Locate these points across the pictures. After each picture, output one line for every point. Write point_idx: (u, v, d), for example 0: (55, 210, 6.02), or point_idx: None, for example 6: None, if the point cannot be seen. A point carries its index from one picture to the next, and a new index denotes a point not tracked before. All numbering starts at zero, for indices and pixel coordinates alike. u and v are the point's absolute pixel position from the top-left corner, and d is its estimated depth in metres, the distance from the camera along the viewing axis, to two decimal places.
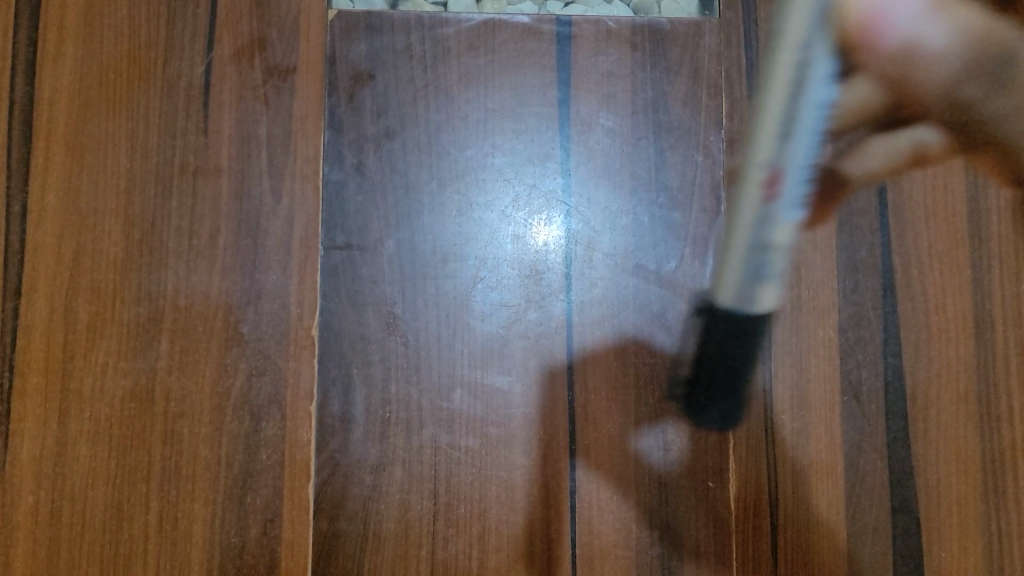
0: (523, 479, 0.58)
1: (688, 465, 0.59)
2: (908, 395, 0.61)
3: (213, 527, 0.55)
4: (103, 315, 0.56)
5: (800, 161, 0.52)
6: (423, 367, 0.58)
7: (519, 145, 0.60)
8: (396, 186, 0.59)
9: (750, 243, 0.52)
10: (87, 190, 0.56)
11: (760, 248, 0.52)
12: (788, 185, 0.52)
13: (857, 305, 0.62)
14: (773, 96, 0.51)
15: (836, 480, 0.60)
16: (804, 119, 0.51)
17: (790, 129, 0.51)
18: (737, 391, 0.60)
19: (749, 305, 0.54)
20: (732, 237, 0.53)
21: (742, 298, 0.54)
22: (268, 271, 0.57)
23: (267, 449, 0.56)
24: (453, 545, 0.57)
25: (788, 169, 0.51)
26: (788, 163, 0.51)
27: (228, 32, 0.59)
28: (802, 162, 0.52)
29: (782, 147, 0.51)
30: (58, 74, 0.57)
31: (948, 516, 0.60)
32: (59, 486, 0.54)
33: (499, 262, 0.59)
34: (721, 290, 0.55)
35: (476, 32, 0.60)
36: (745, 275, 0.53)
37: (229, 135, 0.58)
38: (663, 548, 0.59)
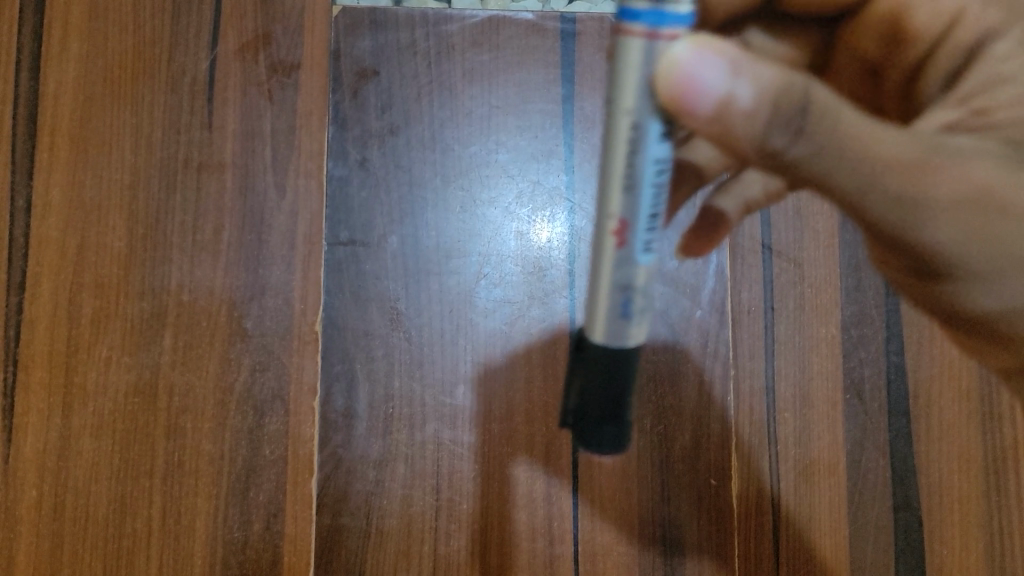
0: (526, 476, 0.58)
1: (689, 462, 0.59)
2: (911, 393, 0.62)
3: (215, 522, 0.55)
4: (107, 309, 0.56)
5: (651, 211, 0.35)
6: (427, 363, 0.58)
7: (522, 142, 0.60)
8: (400, 182, 0.59)
9: (623, 285, 0.36)
10: (91, 185, 0.57)
11: (622, 291, 0.36)
12: (642, 234, 0.35)
13: (860, 303, 0.62)
14: (613, 152, 0.34)
15: (838, 477, 0.60)
16: (641, 168, 0.34)
17: (631, 179, 0.34)
18: (740, 389, 0.60)
19: (623, 343, 0.37)
20: (597, 282, 0.37)
21: (614, 336, 0.37)
22: (271, 267, 0.57)
23: (270, 444, 0.56)
24: (456, 540, 0.57)
25: (641, 220, 0.35)
26: (639, 217, 0.35)
27: (232, 27, 0.58)
28: (654, 214, 0.35)
29: (624, 201, 0.34)
30: (63, 69, 0.57)
31: (949, 512, 0.61)
32: (62, 481, 0.54)
33: (502, 259, 0.59)
34: (594, 324, 0.37)
35: (480, 28, 0.60)
36: (610, 313, 0.37)
37: (233, 131, 0.58)
38: (665, 545, 0.59)
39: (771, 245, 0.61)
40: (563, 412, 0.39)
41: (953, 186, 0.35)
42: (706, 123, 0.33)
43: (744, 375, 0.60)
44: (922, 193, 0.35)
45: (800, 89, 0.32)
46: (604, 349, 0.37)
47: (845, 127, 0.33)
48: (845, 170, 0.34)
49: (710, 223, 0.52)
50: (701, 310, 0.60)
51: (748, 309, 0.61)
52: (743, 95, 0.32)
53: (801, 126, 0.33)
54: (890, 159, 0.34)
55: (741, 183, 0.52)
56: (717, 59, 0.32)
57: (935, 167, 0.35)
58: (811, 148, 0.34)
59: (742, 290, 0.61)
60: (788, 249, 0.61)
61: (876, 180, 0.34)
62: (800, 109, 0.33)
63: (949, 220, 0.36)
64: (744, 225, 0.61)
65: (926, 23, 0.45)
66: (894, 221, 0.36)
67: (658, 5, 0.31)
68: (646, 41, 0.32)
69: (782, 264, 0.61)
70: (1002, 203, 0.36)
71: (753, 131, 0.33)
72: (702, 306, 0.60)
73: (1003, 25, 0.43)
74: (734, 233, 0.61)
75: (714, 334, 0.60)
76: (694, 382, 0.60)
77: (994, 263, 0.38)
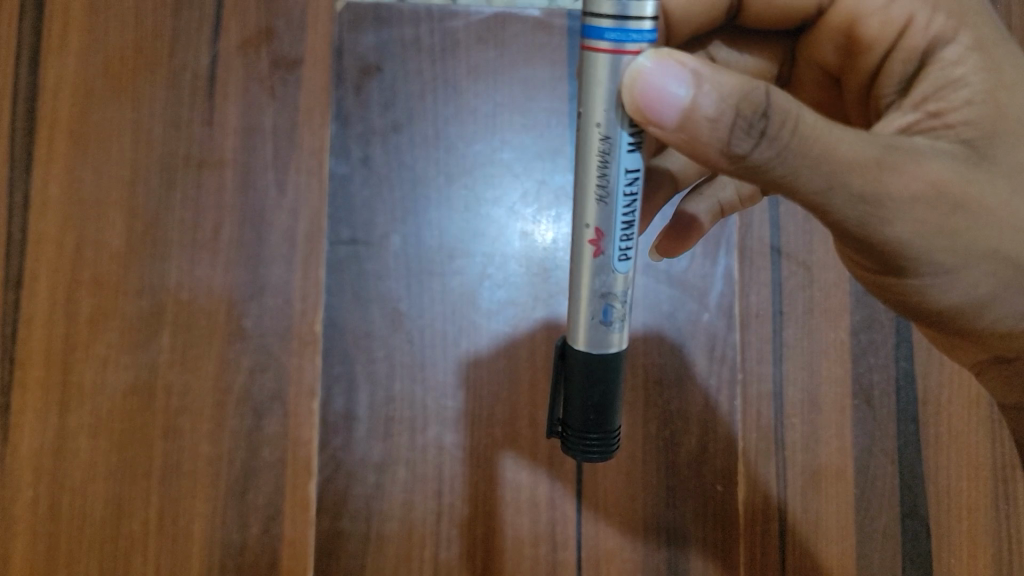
0: (529, 480, 0.57)
1: (695, 468, 0.58)
2: (921, 400, 0.61)
3: (214, 524, 0.55)
4: (105, 308, 0.55)
5: (625, 219, 0.41)
6: (428, 365, 0.57)
7: (528, 140, 0.59)
8: (403, 180, 0.58)
9: (603, 288, 0.42)
10: (90, 181, 0.56)
11: (603, 295, 0.42)
12: (617, 241, 0.41)
13: (870, 308, 0.61)
14: (589, 164, 0.40)
15: (846, 485, 0.59)
16: (614, 178, 0.39)
17: (604, 190, 0.40)
18: (747, 393, 0.59)
19: (605, 349, 0.42)
20: (580, 288, 0.42)
21: (596, 343, 0.42)
22: (272, 265, 0.56)
23: (269, 446, 0.55)
24: (457, 544, 0.56)
25: (616, 228, 0.41)
26: (613, 225, 0.40)
27: (234, 20, 0.57)
28: (627, 221, 0.41)
29: (600, 211, 0.40)
30: (62, 62, 0.56)
31: (957, 521, 0.60)
32: (58, 481, 0.54)
33: (506, 259, 0.58)
34: (577, 333, 0.43)
35: (486, 25, 0.59)
36: (591, 320, 0.42)
37: (234, 127, 0.57)
38: (669, 552, 0.58)
39: (780, 248, 0.60)
40: (551, 421, 0.45)
41: (909, 184, 0.36)
42: (672, 130, 0.36)
43: (752, 380, 0.59)
44: (882, 191, 0.36)
45: (760, 94, 0.34)
46: (586, 355, 0.42)
47: (806, 128, 0.35)
48: (808, 171, 0.35)
49: (686, 224, 0.54)
50: (708, 314, 0.59)
51: (756, 313, 0.59)
52: (706, 102, 0.34)
53: (763, 129, 0.34)
54: (849, 159, 0.35)
55: (715, 187, 0.55)
56: (680, 68, 0.35)
57: (894, 166, 0.36)
58: (775, 149, 0.34)
59: (750, 293, 0.60)
60: (797, 252, 0.60)
61: (836, 179, 0.35)
62: (761, 113, 0.34)
63: (910, 216, 0.37)
64: (752, 228, 0.60)
65: (879, 32, 0.46)
66: (857, 216, 0.37)
67: (621, 23, 0.36)
68: (612, 58, 0.36)
69: (792, 268, 0.60)
70: (951, 196, 0.37)
71: (717, 136, 0.34)
72: (710, 309, 0.59)
73: (951, 31, 0.44)
74: (743, 236, 0.60)
75: (722, 338, 0.59)
76: (701, 387, 0.59)
77: (952, 254, 0.39)
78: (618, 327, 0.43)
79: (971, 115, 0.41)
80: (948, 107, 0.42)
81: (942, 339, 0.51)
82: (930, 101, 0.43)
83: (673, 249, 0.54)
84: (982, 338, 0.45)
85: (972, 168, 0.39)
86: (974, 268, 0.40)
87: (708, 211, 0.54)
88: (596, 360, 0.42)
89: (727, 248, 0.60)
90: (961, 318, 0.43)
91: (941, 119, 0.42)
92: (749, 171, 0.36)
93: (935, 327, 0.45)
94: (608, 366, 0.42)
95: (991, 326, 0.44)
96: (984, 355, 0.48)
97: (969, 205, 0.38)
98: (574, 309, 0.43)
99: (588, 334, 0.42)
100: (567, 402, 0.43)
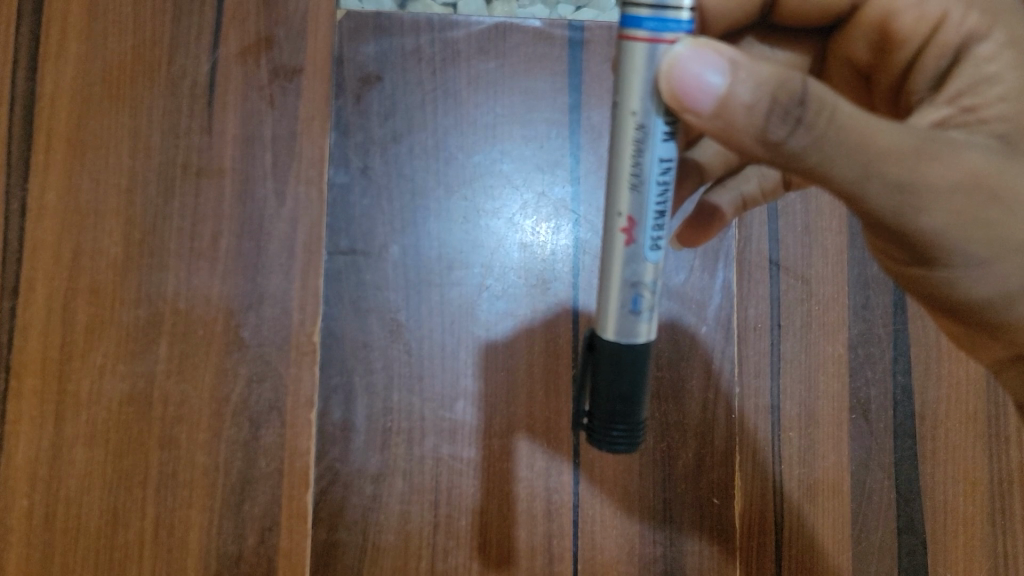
0: (525, 492, 0.57)
1: (692, 480, 0.58)
2: (918, 414, 0.61)
3: (209, 535, 0.54)
4: (102, 317, 0.55)
5: (658, 207, 0.39)
6: (426, 376, 0.57)
7: (528, 152, 0.59)
8: (402, 191, 0.58)
9: (633, 277, 0.40)
10: (88, 189, 0.55)
11: (633, 285, 0.40)
12: (649, 230, 0.40)
13: (867, 322, 0.61)
14: (622, 153, 0.39)
15: (842, 498, 0.60)
16: (648, 166, 0.39)
17: (638, 177, 0.39)
18: (745, 408, 0.59)
19: (632, 340, 0.40)
20: (610, 278, 0.40)
21: (625, 332, 0.40)
22: (270, 275, 0.56)
23: (266, 456, 0.55)
24: (453, 557, 0.56)
25: (648, 216, 0.39)
26: (646, 213, 0.39)
27: (234, 28, 0.57)
28: (659, 210, 0.39)
29: (634, 199, 0.39)
30: (60, 69, 0.56)
31: (952, 536, 0.60)
32: (54, 490, 0.53)
33: (505, 270, 0.58)
34: (606, 323, 0.41)
35: (487, 35, 0.59)
36: (621, 309, 0.40)
37: (234, 136, 0.57)
38: (665, 564, 0.58)
39: (779, 261, 0.60)
40: (577, 414, 0.43)
41: (947, 174, 0.37)
42: (708, 117, 0.36)
43: (749, 394, 0.59)
44: (918, 180, 0.36)
45: (797, 82, 0.34)
46: (615, 345, 0.40)
47: (845, 118, 0.35)
48: (843, 160, 0.35)
49: (708, 214, 0.54)
50: (706, 326, 0.59)
51: (754, 327, 0.60)
52: (742, 89, 0.34)
53: (800, 116, 0.34)
54: (888, 148, 0.35)
55: (738, 180, 0.55)
56: (716, 57, 0.35)
57: (930, 156, 0.36)
58: (811, 137, 0.35)
59: (749, 306, 0.60)
60: (797, 265, 0.60)
61: (871, 168, 0.35)
62: (798, 101, 0.34)
63: (945, 205, 0.37)
64: (752, 240, 0.60)
65: (913, 27, 0.46)
66: (893, 206, 0.37)
67: (659, 12, 0.36)
68: (649, 46, 0.37)
69: (791, 281, 0.60)
70: (986, 187, 0.38)
71: (753, 122, 0.35)
72: (708, 321, 0.59)
73: (984, 28, 0.44)
74: (741, 249, 0.60)
75: (719, 351, 0.59)
76: (699, 400, 0.59)
77: (985, 245, 0.39)
78: (647, 318, 0.41)
79: (1006, 111, 0.42)
80: (983, 102, 0.42)
81: (961, 335, 0.51)
82: (964, 97, 0.43)
83: (692, 240, 0.56)
84: (1009, 335, 0.45)
85: (1009, 161, 0.39)
86: (1006, 261, 0.40)
87: (731, 201, 0.55)
88: (626, 352, 0.40)
89: (726, 261, 0.60)
90: (988, 313, 0.43)
91: (975, 114, 0.42)
92: (786, 159, 0.36)
93: (957, 319, 0.45)
94: (636, 358, 0.40)
95: (1017, 324, 0.44)
96: (1004, 354, 0.48)
97: (1003, 197, 0.38)
98: (603, 300, 0.41)
99: (617, 323, 0.40)
100: (595, 391, 0.41)
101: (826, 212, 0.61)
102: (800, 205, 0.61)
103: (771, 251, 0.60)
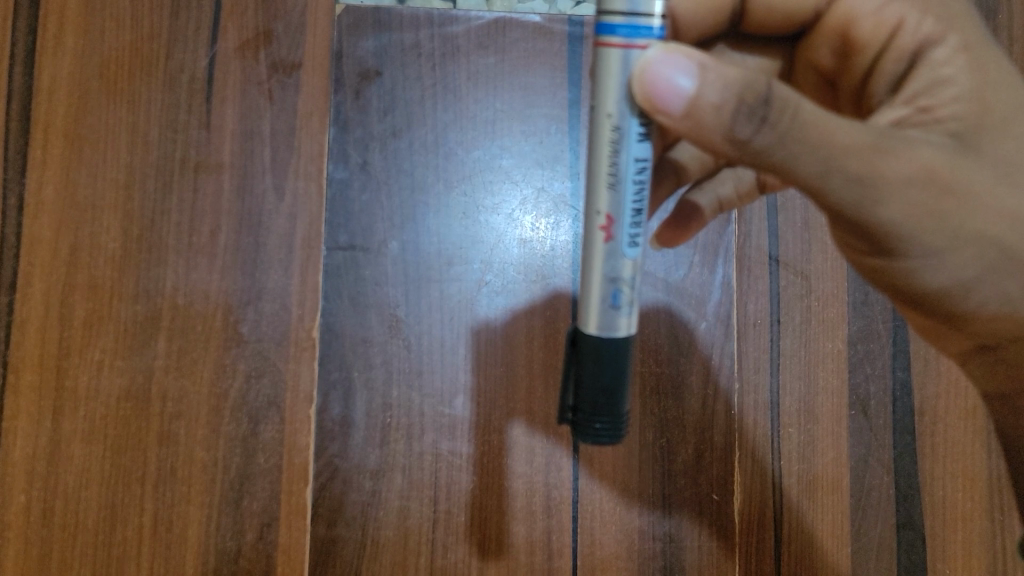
0: (525, 488, 0.57)
1: (691, 475, 0.58)
2: (917, 410, 0.61)
3: (208, 530, 0.54)
4: (100, 312, 0.54)
5: (635, 205, 0.39)
6: (425, 371, 0.57)
7: (527, 148, 0.59)
8: (401, 186, 0.58)
9: (614, 274, 0.40)
10: (86, 184, 0.55)
11: (612, 281, 0.40)
12: (627, 228, 0.39)
13: (866, 318, 0.61)
14: (599, 155, 0.39)
15: (841, 494, 0.60)
16: (624, 166, 0.38)
17: (615, 175, 0.38)
18: (744, 404, 0.59)
19: (614, 334, 0.40)
20: (592, 276, 0.40)
21: (607, 326, 0.40)
22: (269, 270, 0.56)
23: (264, 452, 0.55)
24: (452, 553, 0.56)
25: (627, 214, 0.39)
26: (624, 211, 0.39)
27: (232, 23, 0.57)
28: (637, 208, 0.39)
29: (611, 197, 0.39)
30: (58, 63, 0.55)
31: (951, 532, 0.60)
32: (51, 487, 0.53)
33: (504, 266, 0.58)
34: (587, 318, 0.40)
35: (487, 31, 0.59)
36: (601, 304, 0.40)
37: (232, 131, 0.56)
38: (664, 560, 0.58)
39: (778, 257, 0.60)
40: (561, 409, 0.42)
41: (904, 168, 0.37)
42: (678, 119, 0.36)
43: (748, 390, 0.59)
44: (877, 174, 0.36)
45: (761, 84, 0.35)
46: (597, 340, 0.40)
47: (808, 117, 0.35)
48: (805, 157, 0.35)
49: (687, 215, 0.54)
50: (706, 322, 0.59)
51: (754, 323, 0.60)
52: (710, 91, 0.35)
53: (765, 116, 0.35)
54: (846, 142, 0.35)
55: (715, 182, 0.54)
56: (685, 60, 0.35)
57: (887, 150, 0.36)
58: (775, 135, 0.35)
59: (748, 302, 0.60)
60: (796, 261, 0.60)
61: (832, 163, 0.36)
62: (763, 100, 0.34)
63: (903, 198, 0.37)
64: (751, 236, 0.60)
65: (871, 34, 0.47)
66: (852, 199, 0.37)
67: (632, 19, 0.36)
68: (623, 52, 0.37)
69: (790, 277, 0.60)
70: (941, 181, 0.38)
71: (721, 121, 0.35)
72: (707, 317, 0.59)
73: (939, 33, 0.44)
74: (741, 244, 0.60)
75: (719, 347, 0.59)
76: (698, 395, 0.59)
77: (941, 236, 0.39)
78: (627, 313, 0.40)
79: (959, 112, 0.42)
80: (937, 103, 0.42)
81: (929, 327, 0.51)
82: (920, 98, 0.43)
83: (673, 239, 0.55)
84: (969, 325, 0.45)
85: (962, 157, 0.39)
86: (961, 251, 0.40)
87: (709, 203, 0.54)
88: (608, 346, 0.40)
89: (725, 256, 0.60)
90: (948, 302, 0.43)
91: (930, 114, 0.42)
92: (752, 157, 0.36)
93: (921, 311, 0.45)
94: (620, 351, 0.40)
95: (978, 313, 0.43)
96: (970, 344, 0.48)
97: (957, 189, 0.38)
98: (585, 298, 0.41)
99: (598, 318, 0.40)
100: (580, 382, 0.40)
101: None
102: (800, 202, 0.61)
103: (771, 247, 0.60)
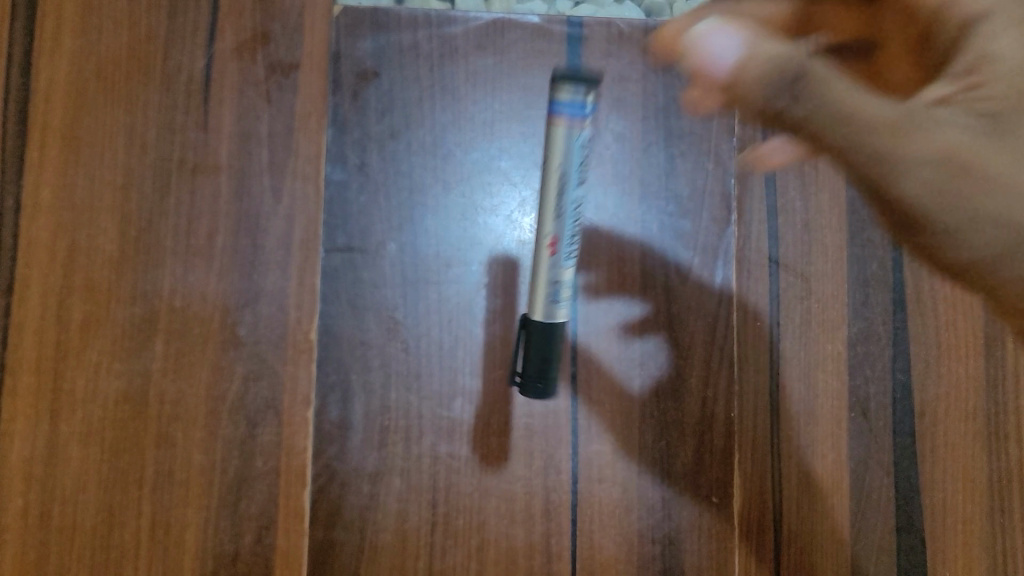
0: (524, 490, 0.57)
1: (690, 478, 0.58)
2: (917, 412, 0.60)
3: (206, 533, 0.54)
4: (97, 314, 0.54)
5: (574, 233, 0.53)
6: (424, 374, 0.57)
7: (526, 149, 0.59)
8: (399, 187, 0.58)
9: (555, 278, 0.53)
10: (82, 185, 0.55)
11: (554, 283, 0.53)
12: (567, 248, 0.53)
13: (867, 319, 0.61)
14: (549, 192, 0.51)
15: (841, 496, 0.59)
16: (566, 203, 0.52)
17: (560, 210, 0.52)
18: (744, 406, 0.59)
19: (554, 321, 0.53)
20: (540, 277, 0.53)
21: (548, 314, 0.53)
22: (267, 272, 0.56)
23: (262, 455, 0.55)
24: (451, 556, 0.56)
25: (566, 237, 0.52)
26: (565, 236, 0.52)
27: (229, 24, 0.57)
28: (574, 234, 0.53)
29: (555, 225, 0.52)
30: (54, 64, 0.55)
31: (952, 534, 0.60)
32: (48, 490, 0.53)
33: (503, 268, 0.58)
34: (535, 307, 0.54)
35: (486, 31, 0.59)
36: (546, 298, 0.53)
37: (230, 132, 0.56)
38: (664, 563, 0.57)
39: (778, 259, 0.60)
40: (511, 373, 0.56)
41: (934, 142, 0.34)
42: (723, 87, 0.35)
43: (748, 393, 0.59)
44: (898, 149, 0.33)
45: (797, 57, 0.33)
46: (541, 326, 0.53)
47: (840, 90, 0.33)
48: (829, 131, 0.34)
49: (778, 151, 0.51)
50: (705, 324, 0.59)
51: (753, 324, 0.59)
52: (752, 62, 0.34)
53: (797, 91, 0.33)
54: (862, 115, 0.33)
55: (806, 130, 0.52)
56: (735, 31, 0.34)
57: (914, 125, 0.34)
58: (806, 109, 0.34)
59: (748, 304, 0.60)
60: (796, 263, 0.60)
61: (847, 138, 0.34)
62: (800, 74, 0.33)
63: (930, 176, 0.34)
64: (751, 238, 0.60)
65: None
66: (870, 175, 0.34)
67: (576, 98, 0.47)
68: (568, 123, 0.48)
69: (790, 279, 0.60)
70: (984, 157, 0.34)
71: (760, 94, 0.34)
72: (706, 319, 0.59)
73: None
74: (741, 246, 0.60)
75: (719, 349, 0.59)
76: (698, 397, 0.59)
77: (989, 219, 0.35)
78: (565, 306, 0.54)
79: None
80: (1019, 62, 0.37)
81: None
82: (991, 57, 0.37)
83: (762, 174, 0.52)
84: None
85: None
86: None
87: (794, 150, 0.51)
88: (549, 331, 0.53)
89: (725, 258, 0.60)
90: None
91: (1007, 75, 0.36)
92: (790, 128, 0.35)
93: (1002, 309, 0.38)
94: (556, 335, 0.53)
95: None
96: None
97: (1010, 167, 0.34)
98: (534, 291, 0.54)
99: (543, 308, 0.53)
100: (527, 355, 0.54)
101: (824, 210, 0.61)
102: (799, 204, 0.61)
103: (771, 248, 0.60)
